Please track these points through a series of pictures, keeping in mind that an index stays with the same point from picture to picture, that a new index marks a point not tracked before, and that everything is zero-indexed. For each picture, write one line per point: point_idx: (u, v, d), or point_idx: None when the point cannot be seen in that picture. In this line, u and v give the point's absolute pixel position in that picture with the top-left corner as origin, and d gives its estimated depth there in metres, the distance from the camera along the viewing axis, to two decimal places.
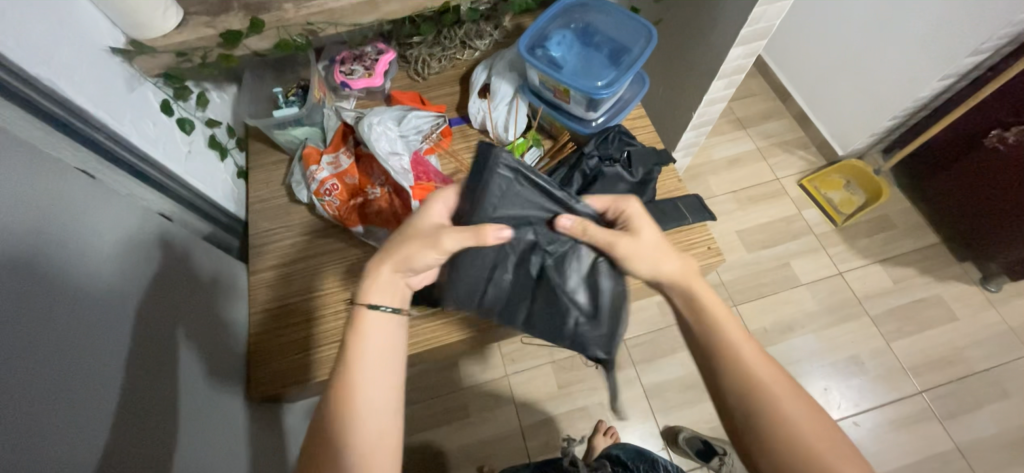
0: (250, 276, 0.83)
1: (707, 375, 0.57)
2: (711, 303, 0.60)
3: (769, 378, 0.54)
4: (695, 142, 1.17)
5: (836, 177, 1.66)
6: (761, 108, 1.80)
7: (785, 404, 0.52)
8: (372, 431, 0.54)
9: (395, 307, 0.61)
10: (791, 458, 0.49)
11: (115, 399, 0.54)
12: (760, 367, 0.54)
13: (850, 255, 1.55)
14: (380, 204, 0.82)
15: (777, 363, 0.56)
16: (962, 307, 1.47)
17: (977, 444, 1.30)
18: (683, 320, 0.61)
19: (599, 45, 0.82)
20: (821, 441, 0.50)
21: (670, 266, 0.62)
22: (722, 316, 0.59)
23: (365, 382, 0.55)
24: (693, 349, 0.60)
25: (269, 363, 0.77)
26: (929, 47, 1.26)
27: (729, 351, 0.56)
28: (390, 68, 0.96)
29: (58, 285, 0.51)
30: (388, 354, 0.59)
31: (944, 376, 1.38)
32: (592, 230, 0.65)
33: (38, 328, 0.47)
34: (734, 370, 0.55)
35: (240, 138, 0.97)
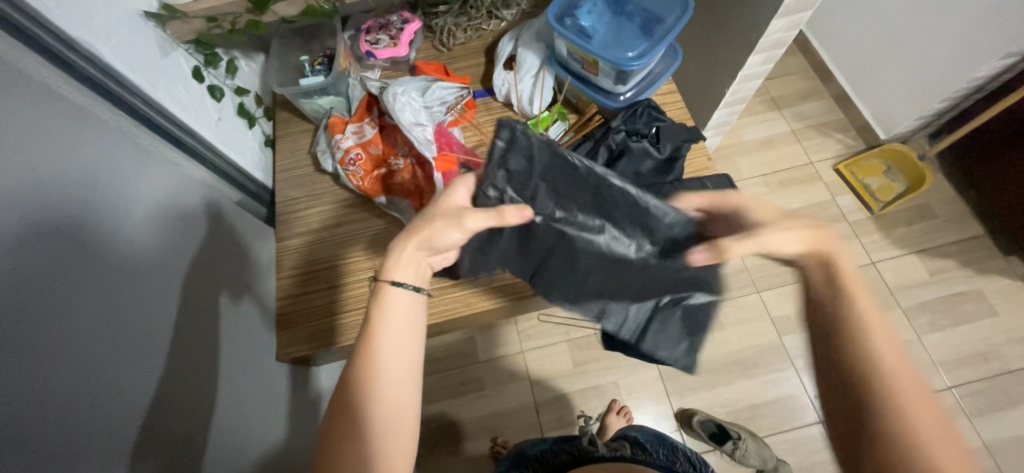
0: (279, 243, 0.85)
1: (828, 356, 0.54)
2: (859, 294, 0.54)
3: (911, 388, 0.49)
4: (726, 121, 1.12)
5: (875, 162, 1.58)
6: (799, 88, 1.72)
7: (916, 406, 0.48)
8: (390, 402, 0.56)
9: (417, 286, 0.62)
10: (902, 458, 0.46)
11: (140, 352, 0.57)
12: (906, 377, 0.49)
13: (885, 244, 1.48)
14: (403, 175, 0.82)
15: (920, 374, 0.50)
16: (1003, 302, 1.40)
17: (1007, 443, 1.26)
18: (816, 294, 0.56)
19: (630, 15, 0.79)
20: (948, 461, 0.45)
21: (809, 243, 0.57)
22: (871, 312, 0.52)
23: (385, 356, 0.57)
24: (819, 328, 0.55)
25: (296, 328, 0.79)
26: (991, 21, 1.17)
27: (867, 347, 0.51)
28: (414, 38, 0.95)
29: (89, 243, 0.53)
30: (408, 330, 0.60)
31: (977, 373, 1.33)
32: (721, 226, 0.60)
33: (64, 283, 0.49)
34: (862, 368, 0.50)
35: (267, 107, 0.98)
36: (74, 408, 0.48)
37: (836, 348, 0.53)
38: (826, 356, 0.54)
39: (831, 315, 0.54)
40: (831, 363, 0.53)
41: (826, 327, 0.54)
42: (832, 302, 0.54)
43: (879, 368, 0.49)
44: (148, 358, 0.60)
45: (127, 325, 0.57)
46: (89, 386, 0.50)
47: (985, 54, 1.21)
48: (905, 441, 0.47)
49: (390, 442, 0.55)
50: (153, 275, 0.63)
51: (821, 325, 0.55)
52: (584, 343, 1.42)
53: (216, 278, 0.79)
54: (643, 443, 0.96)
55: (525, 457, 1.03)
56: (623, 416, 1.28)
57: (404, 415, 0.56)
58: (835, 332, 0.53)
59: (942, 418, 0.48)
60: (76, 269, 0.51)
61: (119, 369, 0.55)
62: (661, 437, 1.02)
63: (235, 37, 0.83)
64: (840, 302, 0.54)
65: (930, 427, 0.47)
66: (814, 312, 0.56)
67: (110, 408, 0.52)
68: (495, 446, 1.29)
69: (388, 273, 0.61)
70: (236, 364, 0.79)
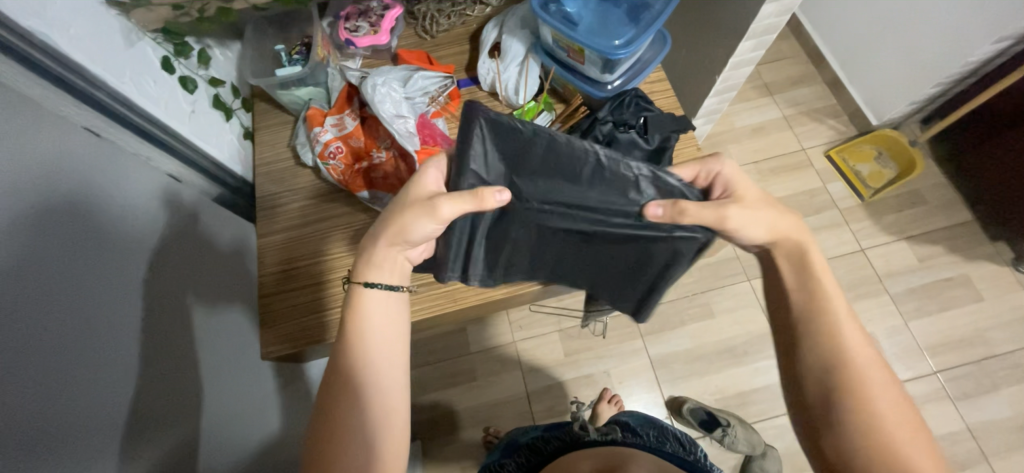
0: (258, 239, 0.83)
1: (792, 343, 0.60)
2: (823, 275, 0.60)
3: (863, 358, 0.56)
4: (717, 109, 1.11)
5: (867, 148, 1.57)
6: (791, 73, 1.69)
7: (874, 386, 0.54)
8: (380, 405, 0.55)
9: (394, 284, 0.61)
10: (862, 436, 0.52)
11: (114, 357, 0.55)
12: (857, 347, 0.56)
13: (875, 231, 1.48)
14: (385, 168, 0.80)
15: (873, 346, 0.57)
16: (989, 288, 1.41)
17: (989, 425, 1.29)
18: (785, 284, 0.62)
19: (617, 0, 0.76)
20: (892, 419, 0.53)
21: (782, 228, 0.61)
22: (834, 293, 0.59)
23: (372, 357, 0.56)
24: (784, 318, 0.61)
25: (283, 328, 0.78)
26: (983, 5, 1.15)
27: (825, 322, 0.57)
28: (396, 25, 0.92)
29: (56, 247, 0.51)
30: (394, 330, 0.59)
31: (962, 357, 1.35)
32: (690, 211, 0.60)
33: (35, 290, 0.47)
34: (818, 342, 0.57)
35: (245, 98, 0.95)
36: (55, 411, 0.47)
37: (797, 324, 0.59)
38: (789, 334, 0.60)
39: (795, 298, 0.60)
40: (794, 340, 0.60)
41: (792, 307, 0.60)
42: (798, 285, 0.61)
43: (835, 341, 0.56)
44: (129, 362, 0.58)
45: (106, 325, 0.56)
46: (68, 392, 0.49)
47: (977, 39, 1.20)
48: (857, 404, 0.54)
49: (382, 447, 0.53)
50: (128, 274, 0.62)
51: (786, 305, 0.61)
52: (575, 333, 1.42)
53: (192, 275, 0.77)
54: (634, 428, 0.96)
55: (517, 445, 1.03)
56: (614, 404, 1.28)
57: (397, 416, 0.56)
58: (799, 310, 0.60)
59: (893, 384, 0.55)
60: (45, 273, 0.49)
61: (100, 374, 0.53)
62: (652, 421, 1.02)
63: (205, 25, 0.79)
64: (805, 284, 0.60)
65: (885, 395, 0.54)
66: (784, 303, 0.62)
67: (93, 410, 0.51)
68: (486, 436, 1.31)
69: (364, 273, 0.60)
70: (220, 362, 0.78)
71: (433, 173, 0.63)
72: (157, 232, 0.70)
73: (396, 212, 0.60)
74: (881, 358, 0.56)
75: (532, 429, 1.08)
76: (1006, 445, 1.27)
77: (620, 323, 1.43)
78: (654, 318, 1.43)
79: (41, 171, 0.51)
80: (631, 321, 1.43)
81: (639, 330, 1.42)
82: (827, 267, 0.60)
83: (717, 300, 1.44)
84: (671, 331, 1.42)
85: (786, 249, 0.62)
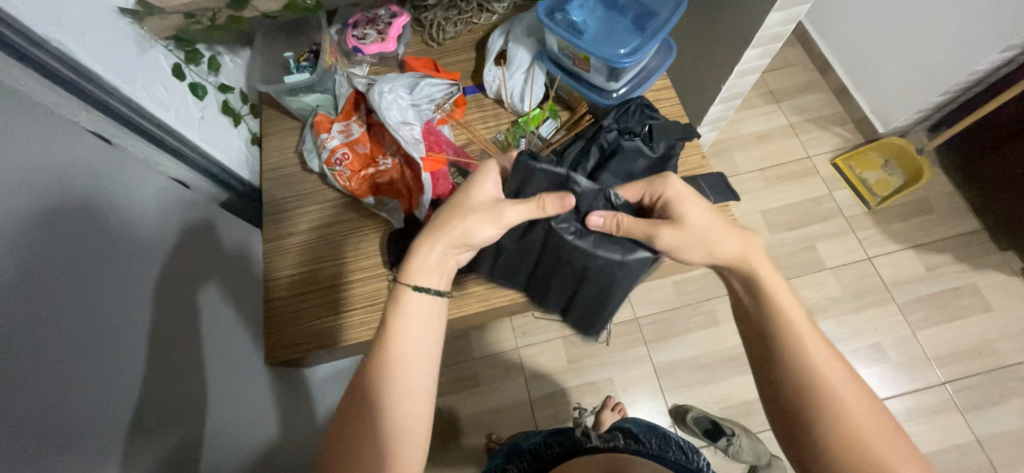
0: (269, 244, 0.84)
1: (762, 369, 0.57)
2: (777, 291, 0.57)
3: (829, 371, 0.53)
4: (723, 116, 1.11)
5: (874, 156, 1.57)
6: (797, 80, 1.69)
7: (847, 408, 0.51)
8: (404, 413, 0.54)
9: (440, 289, 0.61)
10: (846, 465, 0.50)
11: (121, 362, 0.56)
12: (825, 362, 0.53)
13: (882, 239, 1.47)
14: (391, 175, 0.81)
15: (841, 361, 0.54)
16: (998, 298, 1.40)
17: (999, 437, 1.27)
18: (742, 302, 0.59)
19: (623, 9, 0.77)
20: (868, 429, 0.51)
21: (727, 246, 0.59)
22: (794, 311, 0.56)
23: (400, 365, 0.55)
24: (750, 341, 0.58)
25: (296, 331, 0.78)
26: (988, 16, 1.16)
27: (790, 339, 0.55)
28: (403, 32, 0.92)
29: (67, 250, 0.52)
30: (423, 335, 0.58)
31: (970, 368, 1.33)
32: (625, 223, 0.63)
33: (46, 294, 0.48)
34: (781, 359, 0.55)
35: (253, 104, 0.96)
36: (65, 414, 0.48)
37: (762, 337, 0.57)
38: (760, 350, 0.57)
39: (761, 311, 0.57)
40: (762, 372, 0.57)
41: (753, 319, 0.58)
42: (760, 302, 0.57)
43: (802, 355, 0.54)
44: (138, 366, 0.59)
45: (115, 331, 0.56)
46: (75, 398, 0.49)
47: (982, 49, 1.20)
48: (831, 431, 0.51)
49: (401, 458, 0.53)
50: (140, 279, 0.63)
51: (749, 319, 0.58)
52: (578, 339, 1.42)
53: (201, 279, 0.78)
54: (637, 435, 0.95)
55: (518, 449, 1.04)
56: (618, 411, 1.27)
57: (416, 424, 0.55)
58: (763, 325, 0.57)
59: (861, 399, 0.52)
60: (57, 276, 0.50)
61: (107, 379, 0.54)
62: (656, 427, 1.00)
63: (216, 33, 0.81)
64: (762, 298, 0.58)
65: (858, 413, 0.51)
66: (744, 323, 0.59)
67: (102, 413, 0.52)
68: (490, 442, 1.29)
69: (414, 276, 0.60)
70: (225, 367, 0.78)
71: (492, 181, 0.65)
72: (168, 236, 0.71)
73: (459, 218, 0.62)
74: (851, 376, 0.53)
75: (533, 435, 1.08)
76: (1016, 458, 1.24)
77: (624, 330, 1.42)
78: (659, 325, 1.43)
79: (57, 180, 0.52)
80: (635, 328, 1.43)
81: (643, 338, 1.41)
82: (779, 278, 0.58)
83: (722, 308, 1.43)
84: (675, 339, 1.41)
85: (731, 262, 0.59)
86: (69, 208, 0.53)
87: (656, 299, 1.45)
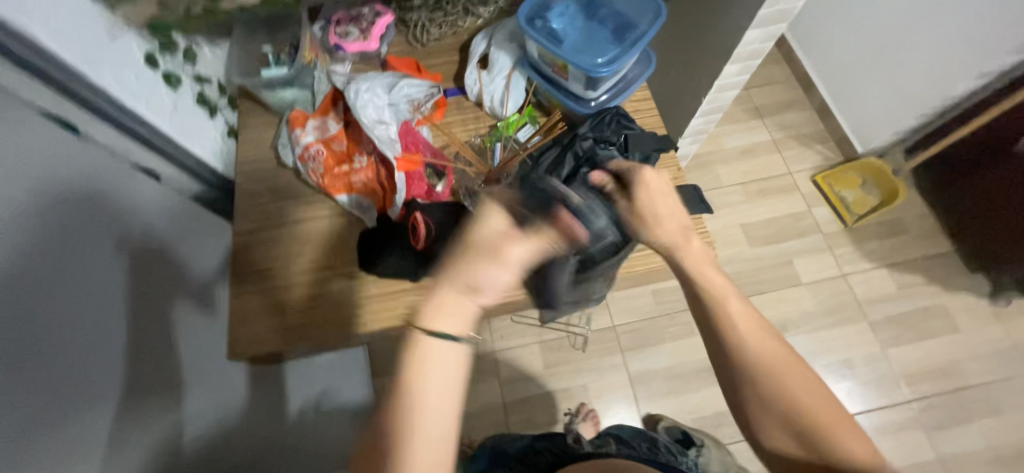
0: (242, 237, 0.82)
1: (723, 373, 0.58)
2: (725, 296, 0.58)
3: (765, 349, 0.55)
4: (703, 129, 1.12)
5: (852, 175, 1.59)
6: (781, 97, 1.72)
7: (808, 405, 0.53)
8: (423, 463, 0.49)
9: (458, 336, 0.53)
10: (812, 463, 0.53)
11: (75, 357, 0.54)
12: (755, 341, 0.56)
13: (856, 256, 1.50)
14: (365, 173, 0.80)
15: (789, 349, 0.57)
16: (966, 319, 1.43)
17: (961, 456, 1.29)
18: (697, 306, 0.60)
19: (603, 19, 0.77)
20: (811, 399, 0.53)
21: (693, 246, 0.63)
22: (725, 294, 0.59)
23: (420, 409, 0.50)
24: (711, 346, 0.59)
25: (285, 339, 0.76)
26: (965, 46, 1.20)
27: (721, 325, 0.57)
28: (386, 32, 0.92)
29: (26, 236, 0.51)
30: (440, 377, 0.51)
31: (936, 387, 1.36)
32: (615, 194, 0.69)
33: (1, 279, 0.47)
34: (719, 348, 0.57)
35: (231, 96, 0.95)
36: (20, 400, 0.47)
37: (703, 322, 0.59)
38: (706, 340, 0.60)
39: (698, 296, 0.60)
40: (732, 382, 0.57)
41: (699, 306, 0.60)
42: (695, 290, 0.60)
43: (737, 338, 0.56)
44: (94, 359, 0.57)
45: (77, 319, 0.56)
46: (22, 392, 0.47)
47: (957, 77, 1.25)
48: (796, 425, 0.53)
49: None
50: (102, 268, 0.62)
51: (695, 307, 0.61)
52: (555, 345, 1.42)
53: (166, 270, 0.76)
54: (625, 439, 0.97)
55: (499, 447, 1.07)
56: (591, 418, 1.29)
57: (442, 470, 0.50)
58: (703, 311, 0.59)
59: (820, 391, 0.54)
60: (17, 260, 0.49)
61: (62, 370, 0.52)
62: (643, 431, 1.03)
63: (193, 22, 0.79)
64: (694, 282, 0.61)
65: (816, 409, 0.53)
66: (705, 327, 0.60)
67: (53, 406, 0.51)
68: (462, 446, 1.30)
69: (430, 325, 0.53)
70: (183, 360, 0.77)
71: (502, 217, 0.59)
72: (133, 225, 0.70)
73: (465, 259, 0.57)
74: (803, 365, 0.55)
75: (515, 435, 1.11)
76: None
77: (601, 337, 1.43)
78: (635, 334, 1.43)
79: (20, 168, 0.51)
80: (612, 336, 1.43)
81: (619, 346, 1.42)
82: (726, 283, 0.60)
83: None
84: (651, 348, 1.42)
85: (665, 247, 0.64)
86: (36, 190, 0.53)
87: (633, 308, 1.46)
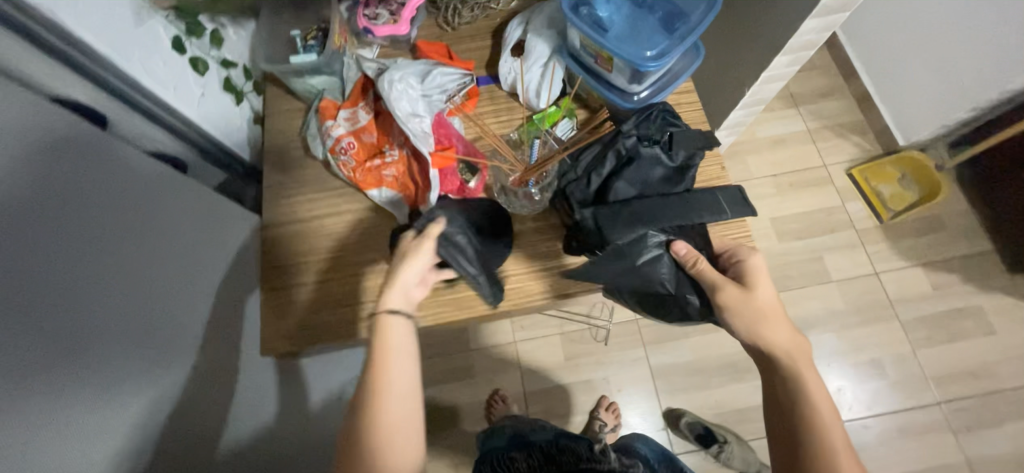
0: (272, 228, 0.81)
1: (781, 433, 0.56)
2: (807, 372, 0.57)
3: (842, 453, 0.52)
4: (743, 121, 1.07)
5: (891, 169, 1.53)
6: (819, 84, 1.64)
7: None
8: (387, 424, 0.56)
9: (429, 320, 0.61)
10: None
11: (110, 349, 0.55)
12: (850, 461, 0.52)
13: (890, 254, 1.45)
14: (396, 167, 0.77)
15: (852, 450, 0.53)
16: (1003, 321, 1.38)
17: (988, 459, 1.27)
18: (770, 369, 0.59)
19: (652, 6, 0.72)
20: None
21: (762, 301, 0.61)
22: (822, 395, 0.55)
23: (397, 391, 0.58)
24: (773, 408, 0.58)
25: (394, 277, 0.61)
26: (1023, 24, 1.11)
27: (811, 426, 0.54)
28: (416, 14, 0.88)
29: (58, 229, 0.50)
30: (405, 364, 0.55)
31: (967, 389, 1.33)
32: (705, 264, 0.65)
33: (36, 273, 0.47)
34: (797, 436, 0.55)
35: (257, 81, 0.92)
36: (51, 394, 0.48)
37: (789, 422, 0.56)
38: (772, 399, 0.58)
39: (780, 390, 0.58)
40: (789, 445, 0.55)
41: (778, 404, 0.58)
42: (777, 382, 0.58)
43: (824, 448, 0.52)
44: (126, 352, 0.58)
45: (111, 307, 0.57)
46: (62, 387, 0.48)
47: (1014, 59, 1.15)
48: None
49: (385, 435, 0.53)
50: (137, 255, 0.62)
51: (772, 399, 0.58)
52: (576, 337, 1.41)
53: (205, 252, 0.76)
54: (650, 464, 0.93)
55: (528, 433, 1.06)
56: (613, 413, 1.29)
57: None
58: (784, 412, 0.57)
59: None
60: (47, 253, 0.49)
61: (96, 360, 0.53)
62: (671, 459, 0.97)
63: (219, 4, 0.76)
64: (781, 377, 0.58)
65: None
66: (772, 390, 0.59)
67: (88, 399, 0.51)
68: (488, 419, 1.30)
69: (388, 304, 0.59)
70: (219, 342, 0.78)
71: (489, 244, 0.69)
72: (167, 212, 0.70)
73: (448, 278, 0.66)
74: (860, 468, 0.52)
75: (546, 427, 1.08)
76: None
77: (624, 331, 1.41)
78: (658, 328, 1.41)
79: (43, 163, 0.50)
80: (634, 328, 1.42)
81: (641, 339, 1.41)
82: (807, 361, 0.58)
83: None
84: (673, 342, 1.40)
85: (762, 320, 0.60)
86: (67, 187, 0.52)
87: None
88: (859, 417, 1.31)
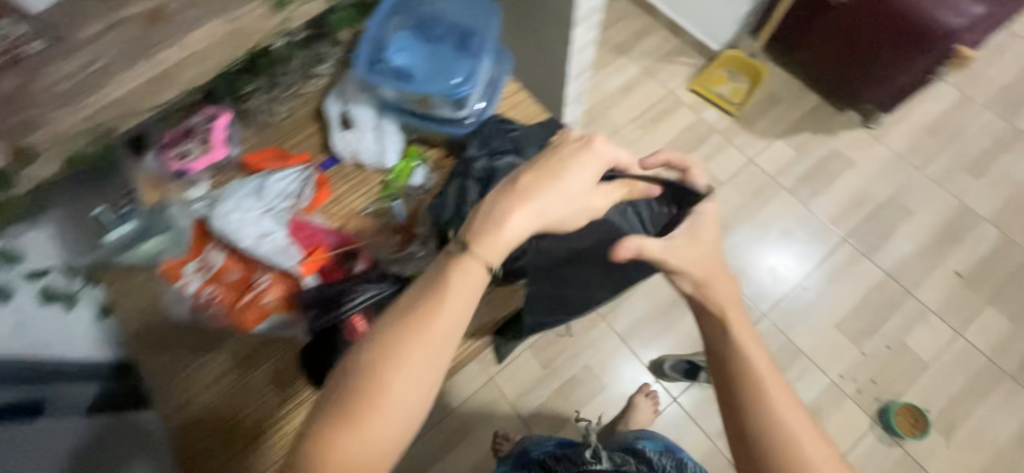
0: (176, 414, 0.78)
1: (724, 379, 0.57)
2: (740, 323, 0.58)
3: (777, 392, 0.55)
4: (581, 91, 1.14)
5: (720, 71, 1.72)
6: (634, 27, 1.81)
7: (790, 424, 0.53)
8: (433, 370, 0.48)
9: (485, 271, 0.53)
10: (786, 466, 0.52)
11: None
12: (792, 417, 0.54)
13: (753, 139, 1.63)
14: (274, 292, 0.72)
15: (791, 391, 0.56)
16: (855, 150, 1.61)
17: (902, 264, 1.46)
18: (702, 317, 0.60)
19: (443, 36, 0.74)
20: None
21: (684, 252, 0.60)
22: (756, 350, 0.57)
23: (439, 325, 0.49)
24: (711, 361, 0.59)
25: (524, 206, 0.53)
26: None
27: (754, 385, 0.55)
28: (230, 130, 0.83)
29: None
30: (449, 332, 0.49)
31: (859, 217, 1.52)
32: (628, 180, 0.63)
33: None
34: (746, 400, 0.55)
35: (87, 269, 0.72)
36: None
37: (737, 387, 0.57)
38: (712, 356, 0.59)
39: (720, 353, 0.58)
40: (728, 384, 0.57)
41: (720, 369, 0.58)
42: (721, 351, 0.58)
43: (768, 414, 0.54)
44: None
45: None
46: None
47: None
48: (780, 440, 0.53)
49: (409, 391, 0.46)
50: None
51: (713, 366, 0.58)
52: (542, 343, 1.42)
53: None
54: (651, 459, 0.93)
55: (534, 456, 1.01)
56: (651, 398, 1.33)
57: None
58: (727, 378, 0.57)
59: (808, 423, 0.54)
60: None
61: None
62: (673, 450, 0.98)
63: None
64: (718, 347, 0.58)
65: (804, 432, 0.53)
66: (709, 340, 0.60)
67: None
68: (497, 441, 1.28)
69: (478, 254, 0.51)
70: None
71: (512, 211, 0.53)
72: None
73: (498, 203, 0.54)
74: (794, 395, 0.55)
75: (547, 443, 1.04)
76: (920, 273, 1.44)
77: (582, 313, 1.45)
78: None
79: None
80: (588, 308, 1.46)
81: (599, 314, 1.45)
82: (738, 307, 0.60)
83: None
84: (627, 302, 1.46)
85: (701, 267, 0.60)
86: None
87: None
88: (794, 283, 1.45)
